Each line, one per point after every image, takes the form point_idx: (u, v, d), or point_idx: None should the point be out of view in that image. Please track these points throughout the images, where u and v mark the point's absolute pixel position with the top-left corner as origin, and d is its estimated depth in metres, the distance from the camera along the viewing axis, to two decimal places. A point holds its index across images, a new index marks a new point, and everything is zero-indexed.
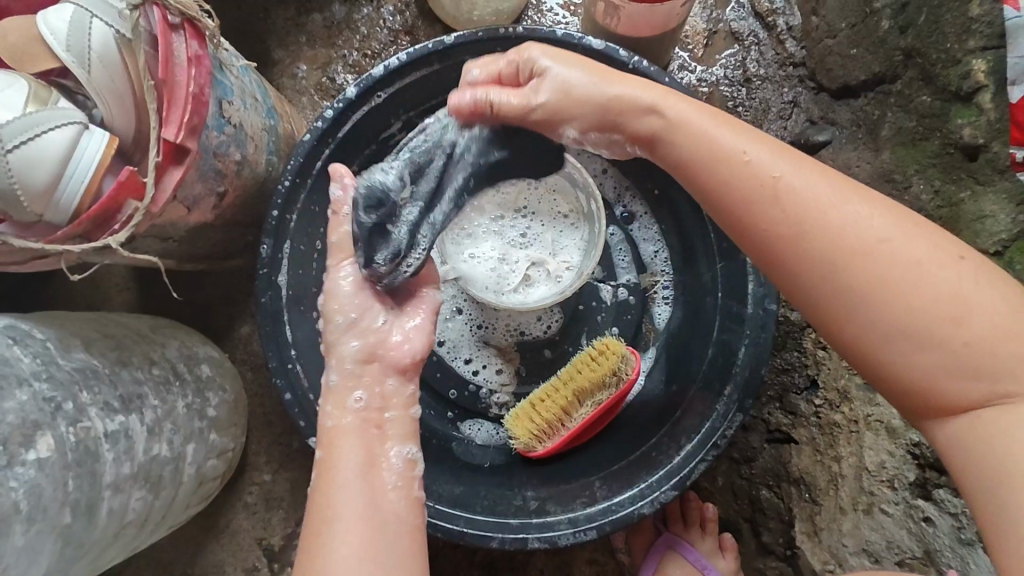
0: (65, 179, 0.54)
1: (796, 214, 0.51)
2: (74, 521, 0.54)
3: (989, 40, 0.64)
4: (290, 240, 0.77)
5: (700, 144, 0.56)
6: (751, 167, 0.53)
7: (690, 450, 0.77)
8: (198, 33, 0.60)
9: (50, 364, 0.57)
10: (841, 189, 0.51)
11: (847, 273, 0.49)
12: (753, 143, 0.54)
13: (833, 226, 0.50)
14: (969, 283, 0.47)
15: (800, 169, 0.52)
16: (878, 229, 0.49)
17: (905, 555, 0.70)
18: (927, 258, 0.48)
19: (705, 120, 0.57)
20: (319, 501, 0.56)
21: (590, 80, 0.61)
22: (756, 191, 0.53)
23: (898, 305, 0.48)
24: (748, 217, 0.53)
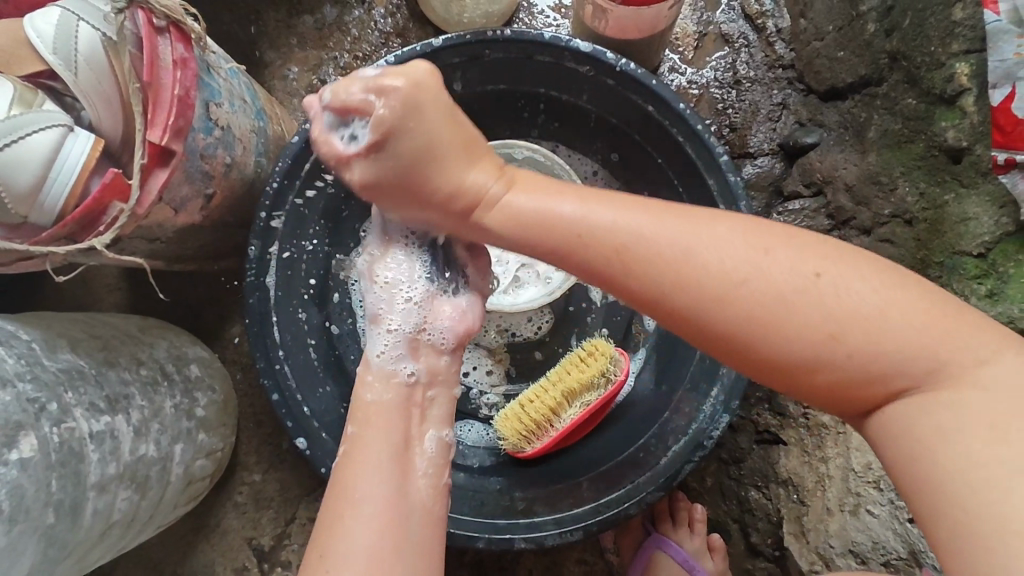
0: (49, 180, 0.55)
1: (663, 266, 0.53)
2: (57, 521, 0.54)
3: (972, 43, 0.64)
4: (278, 243, 0.78)
5: (526, 223, 0.58)
6: (596, 232, 0.55)
7: (676, 451, 0.78)
8: (184, 36, 0.60)
9: (35, 364, 0.57)
10: (649, 212, 0.55)
11: (734, 313, 0.51)
12: (619, 209, 0.55)
13: (722, 277, 0.51)
14: (835, 296, 0.49)
15: (691, 232, 0.54)
16: (731, 259, 0.52)
17: (890, 556, 0.70)
18: (819, 283, 0.50)
19: (564, 203, 0.57)
20: (348, 479, 0.57)
21: (446, 143, 0.58)
22: (605, 259, 0.55)
23: (792, 329, 0.50)
24: (632, 259, 0.54)
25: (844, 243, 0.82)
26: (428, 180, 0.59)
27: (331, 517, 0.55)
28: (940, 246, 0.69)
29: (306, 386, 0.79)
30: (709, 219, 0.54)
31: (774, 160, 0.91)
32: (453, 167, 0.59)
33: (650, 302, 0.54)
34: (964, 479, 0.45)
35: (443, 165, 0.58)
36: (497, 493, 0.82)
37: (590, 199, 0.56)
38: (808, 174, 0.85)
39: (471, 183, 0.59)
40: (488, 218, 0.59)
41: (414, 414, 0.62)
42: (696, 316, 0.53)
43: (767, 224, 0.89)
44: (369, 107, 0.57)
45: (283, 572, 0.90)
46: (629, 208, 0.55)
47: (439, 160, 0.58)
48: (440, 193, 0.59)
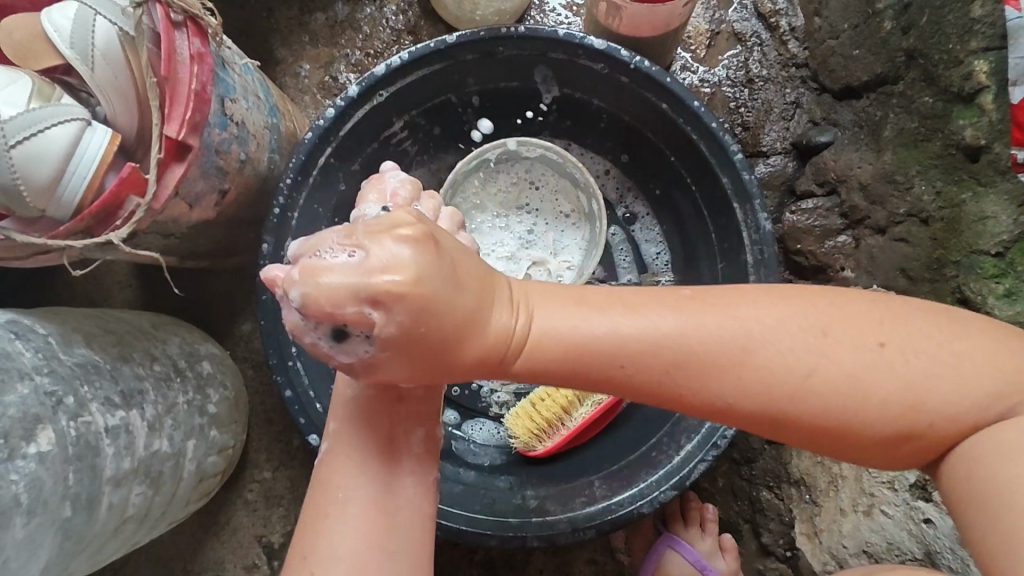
0: (68, 175, 0.55)
1: (732, 373, 0.49)
2: (74, 515, 0.54)
3: (991, 40, 0.64)
4: (291, 238, 0.78)
5: (557, 360, 0.49)
6: (627, 340, 0.49)
7: (689, 451, 0.77)
8: (201, 30, 0.60)
9: (51, 358, 0.57)
10: (682, 313, 0.50)
11: (783, 388, 0.49)
12: (651, 312, 0.49)
13: (796, 397, 0.49)
14: (903, 365, 0.48)
15: (721, 328, 0.49)
16: (794, 343, 0.49)
17: (905, 557, 0.70)
18: (857, 368, 0.48)
19: (575, 313, 0.49)
20: (330, 477, 0.55)
21: (398, 272, 0.42)
22: (688, 373, 0.49)
23: (871, 410, 0.48)
24: (682, 374, 0.49)
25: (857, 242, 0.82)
26: (464, 350, 0.47)
27: (310, 514, 0.54)
28: (957, 244, 0.68)
29: (318, 383, 0.79)
30: (744, 297, 0.51)
31: (788, 159, 0.90)
32: (478, 322, 0.47)
33: (727, 413, 0.50)
34: (990, 514, 0.48)
35: (439, 331, 0.45)
36: (507, 491, 0.82)
37: (616, 312, 0.49)
38: (822, 173, 0.85)
39: (493, 327, 0.48)
40: (513, 365, 0.50)
41: (401, 407, 0.57)
42: (722, 385, 0.49)
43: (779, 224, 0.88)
44: (374, 264, 0.44)
45: None
46: (625, 301, 0.50)
47: (472, 327, 0.47)
48: (470, 361, 0.48)
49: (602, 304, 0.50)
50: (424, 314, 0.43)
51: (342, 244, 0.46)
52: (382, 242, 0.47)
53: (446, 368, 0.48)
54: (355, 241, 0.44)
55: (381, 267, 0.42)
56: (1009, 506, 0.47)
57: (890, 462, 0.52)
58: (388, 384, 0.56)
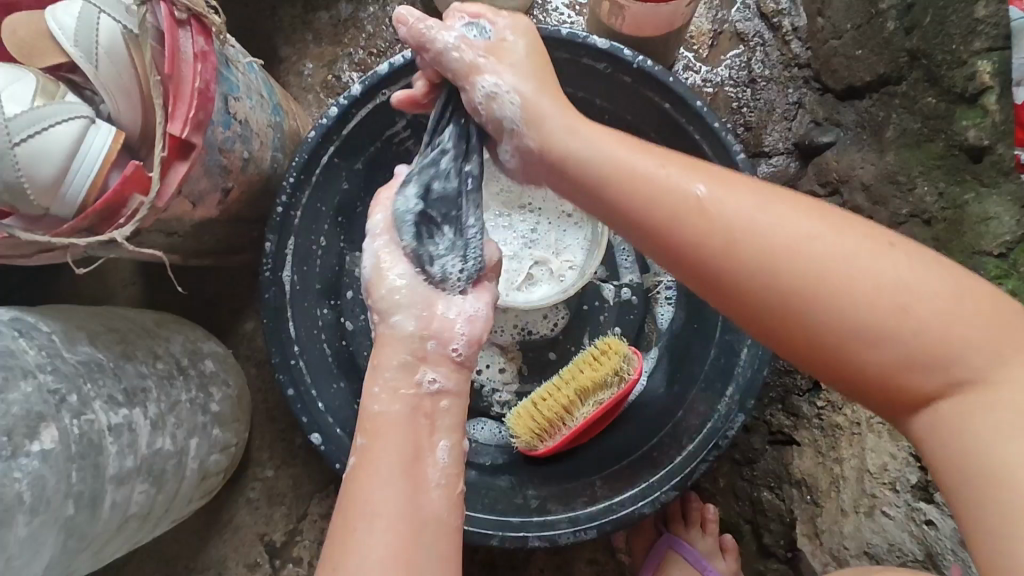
0: (72, 172, 0.55)
1: (699, 218, 0.51)
2: (77, 513, 0.54)
3: (995, 41, 0.64)
4: (294, 237, 0.78)
5: (597, 174, 0.55)
6: (646, 178, 0.53)
7: (690, 451, 0.78)
8: (205, 29, 0.60)
9: (55, 357, 0.57)
10: (703, 175, 0.53)
11: (763, 246, 0.49)
12: (680, 170, 0.53)
13: (756, 247, 0.49)
14: (897, 274, 0.47)
15: (728, 189, 0.52)
16: (803, 231, 0.49)
17: (906, 559, 0.70)
18: (843, 251, 0.48)
19: (632, 152, 0.55)
20: (357, 493, 0.54)
21: (549, 111, 0.58)
22: (708, 245, 0.51)
23: (853, 310, 0.47)
24: (680, 228, 0.52)
25: None
26: (512, 202, 0.56)
27: (339, 533, 0.52)
28: (960, 245, 0.68)
29: (320, 382, 0.79)
30: (779, 192, 0.52)
31: (790, 159, 0.90)
32: (531, 149, 0.56)
33: (699, 250, 0.51)
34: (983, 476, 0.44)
35: (560, 192, 0.56)
36: (509, 490, 0.82)
37: (668, 161, 0.54)
38: (824, 173, 0.85)
39: (531, 176, 0.56)
40: (563, 145, 0.57)
41: (426, 420, 0.58)
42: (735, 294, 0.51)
43: None
44: (478, 69, 0.59)
45: (294, 568, 0.90)
46: (650, 153, 0.55)
47: (516, 192, 0.56)
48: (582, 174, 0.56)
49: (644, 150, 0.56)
50: (539, 111, 0.58)
51: (445, 53, 0.59)
52: (479, 103, 0.59)
53: (507, 192, 0.57)
54: (470, 65, 0.59)
55: (506, 83, 0.58)
56: (997, 460, 0.43)
57: (879, 406, 0.49)
58: (420, 396, 0.58)
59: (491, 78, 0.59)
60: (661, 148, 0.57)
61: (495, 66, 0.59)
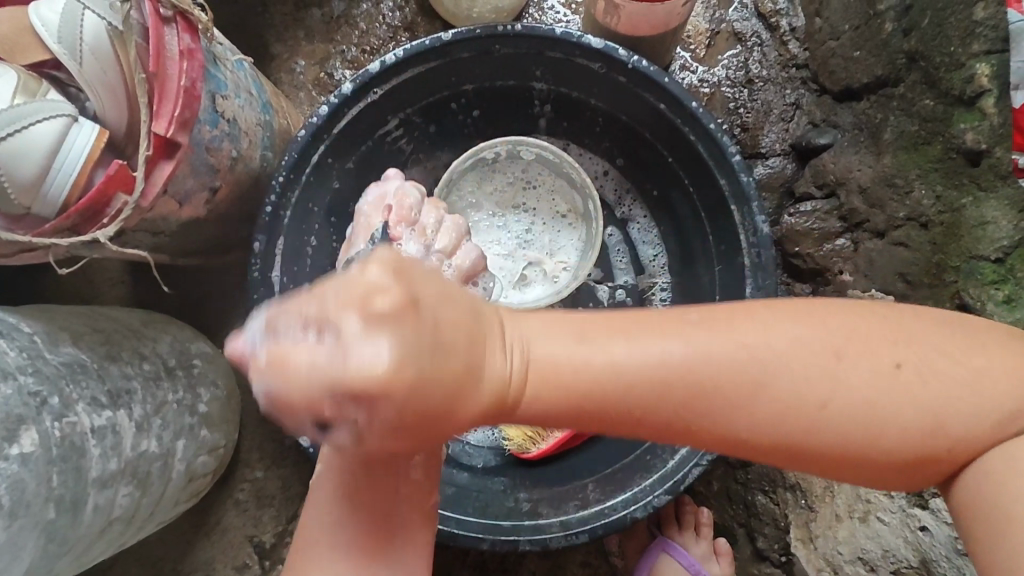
0: (53, 172, 0.54)
1: (735, 400, 0.46)
2: (58, 518, 0.54)
3: (993, 43, 0.63)
4: (283, 236, 0.77)
5: (562, 383, 0.44)
6: (622, 374, 0.44)
7: (685, 454, 0.76)
8: (191, 26, 0.59)
9: (36, 358, 0.56)
10: (579, 331, 0.45)
11: (796, 424, 0.46)
12: (662, 341, 0.45)
13: (777, 408, 0.46)
14: (920, 389, 0.47)
15: (735, 329, 0.47)
16: (817, 362, 0.46)
17: (900, 565, 0.70)
18: (869, 395, 0.46)
19: (637, 373, 0.45)
20: (320, 510, 0.55)
21: (468, 300, 0.43)
22: (727, 382, 0.46)
23: (889, 413, 0.46)
24: (707, 402, 0.46)
25: (856, 245, 0.81)
26: (450, 304, 0.45)
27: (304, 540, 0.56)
28: (956, 249, 0.68)
29: None
30: (755, 318, 0.47)
31: (787, 160, 0.90)
32: (464, 290, 0.46)
33: (730, 448, 0.49)
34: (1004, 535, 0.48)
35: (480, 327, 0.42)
36: (501, 493, 0.82)
37: (635, 335, 0.45)
38: (821, 175, 0.84)
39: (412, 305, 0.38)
40: (523, 413, 0.45)
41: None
42: (710, 403, 0.46)
43: (778, 226, 0.88)
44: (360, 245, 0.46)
45: (283, 569, 0.89)
46: (627, 331, 0.46)
47: (468, 341, 0.42)
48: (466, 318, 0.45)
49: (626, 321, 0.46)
50: (465, 297, 0.42)
51: None
52: None
53: (451, 384, 0.46)
54: None
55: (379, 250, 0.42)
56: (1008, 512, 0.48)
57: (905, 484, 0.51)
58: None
59: (380, 271, 0.38)
60: (655, 314, 0.47)
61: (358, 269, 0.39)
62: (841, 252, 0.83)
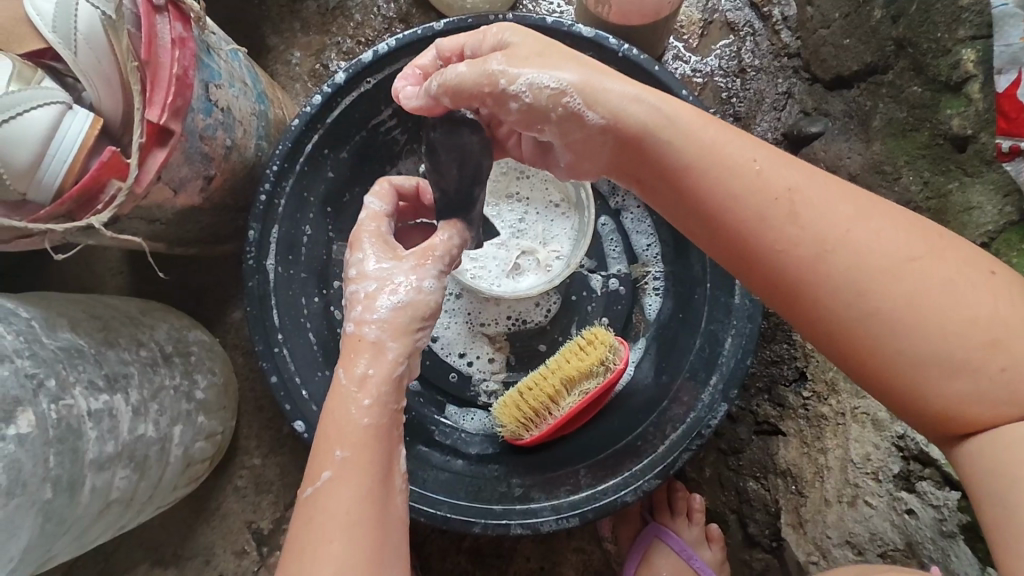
0: (47, 158, 0.55)
1: (814, 216, 0.47)
2: (56, 497, 0.55)
3: (979, 29, 0.64)
4: (278, 224, 0.78)
5: (683, 134, 0.51)
6: (743, 158, 0.49)
7: (674, 439, 0.78)
8: (183, 15, 0.60)
9: (33, 342, 0.57)
10: (704, 118, 0.52)
11: (860, 257, 0.45)
12: (794, 164, 0.49)
13: (853, 242, 0.46)
14: (1008, 302, 0.43)
15: (845, 195, 0.47)
16: (841, 215, 0.46)
17: (888, 547, 0.70)
18: (953, 277, 0.44)
19: (746, 142, 0.50)
20: (334, 508, 0.48)
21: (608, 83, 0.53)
22: (762, 199, 0.48)
23: (949, 317, 0.43)
24: (795, 202, 0.47)
25: None
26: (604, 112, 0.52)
27: (310, 542, 0.47)
28: None
29: (305, 370, 0.79)
30: (876, 199, 0.48)
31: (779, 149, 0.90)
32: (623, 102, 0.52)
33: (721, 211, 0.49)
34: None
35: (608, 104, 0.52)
36: (494, 479, 0.84)
37: (758, 144, 0.50)
38: (813, 162, 0.84)
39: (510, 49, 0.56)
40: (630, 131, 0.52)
41: (392, 432, 0.53)
42: (787, 211, 0.47)
43: None
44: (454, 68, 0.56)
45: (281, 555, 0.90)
46: (759, 141, 0.51)
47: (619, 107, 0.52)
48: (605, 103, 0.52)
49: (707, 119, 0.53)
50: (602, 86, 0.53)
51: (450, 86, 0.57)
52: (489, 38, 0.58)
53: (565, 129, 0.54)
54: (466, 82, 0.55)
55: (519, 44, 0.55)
56: None
57: (918, 419, 0.46)
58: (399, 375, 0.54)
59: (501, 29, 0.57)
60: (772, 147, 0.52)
61: (508, 68, 0.53)
62: None
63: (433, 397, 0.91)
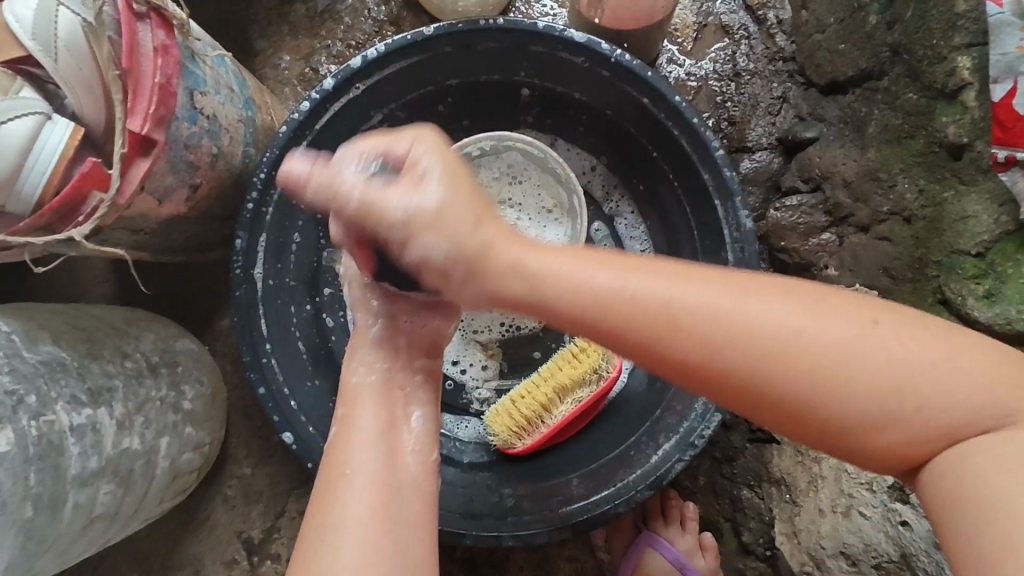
0: (26, 169, 0.54)
1: (713, 345, 0.46)
2: (36, 516, 0.54)
3: (975, 36, 0.63)
4: (266, 233, 0.77)
5: (552, 287, 0.49)
6: (628, 287, 0.47)
7: (668, 449, 0.77)
8: (166, 22, 0.59)
9: (13, 357, 0.56)
10: (569, 253, 0.50)
11: (749, 351, 0.46)
12: (669, 274, 0.48)
13: (754, 356, 0.46)
14: (896, 343, 0.45)
15: (728, 297, 0.47)
16: (723, 301, 0.47)
17: (880, 559, 0.70)
18: (846, 343, 0.45)
19: (596, 266, 0.49)
20: (337, 456, 0.53)
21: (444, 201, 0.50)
22: (648, 322, 0.47)
23: (858, 392, 0.45)
24: (682, 335, 0.47)
25: (841, 241, 0.80)
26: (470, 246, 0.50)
27: (318, 494, 0.52)
28: (939, 244, 0.68)
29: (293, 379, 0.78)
30: (750, 279, 0.48)
31: (774, 155, 0.88)
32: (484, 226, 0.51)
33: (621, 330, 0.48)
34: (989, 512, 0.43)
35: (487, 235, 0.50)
36: (486, 489, 0.82)
37: (626, 269, 0.48)
38: (807, 168, 0.83)
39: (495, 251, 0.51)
40: (484, 273, 0.50)
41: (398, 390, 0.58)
42: (683, 338, 0.47)
43: (762, 221, 0.85)
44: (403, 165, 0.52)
45: (271, 565, 0.89)
46: (608, 261, 0.49)
47: (471, 242, 0.50)
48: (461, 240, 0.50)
49: (587, 252, 0.50)
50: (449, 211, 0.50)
51: None
52: None
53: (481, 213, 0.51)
54: None
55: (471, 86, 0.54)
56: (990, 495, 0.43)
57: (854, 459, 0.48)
58: (392, 374, 0.59)
59: None
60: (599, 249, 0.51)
61: None
62: (826, 247, 0.81)
63: None
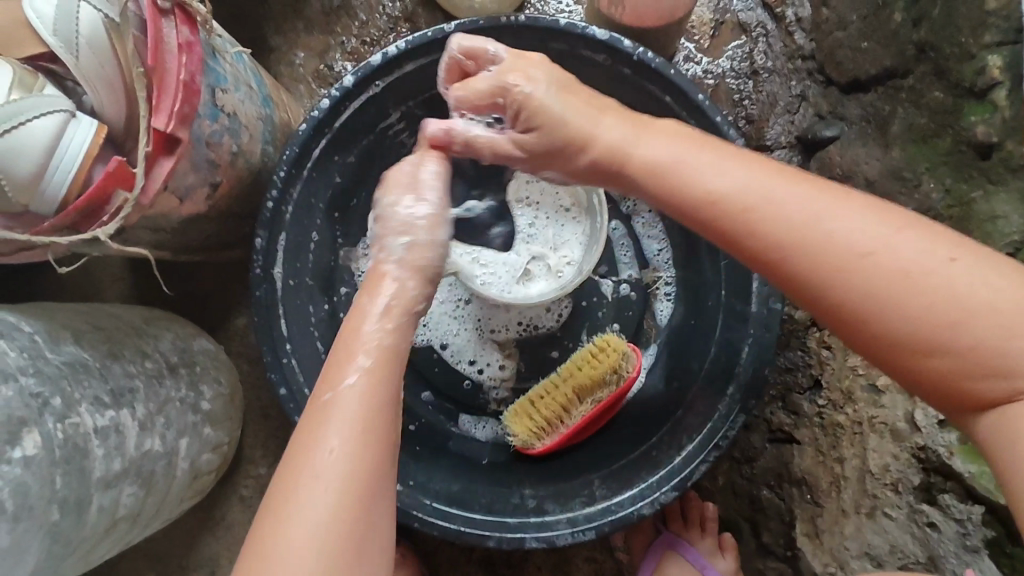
0: (51, 169, 0.53)
1: (753, 212, 0.49)
2: (63, 519, 0.53)
3: (1006, 34, 0.62)
4: (286, 231, 0.76)
5: (655, 167, 0.54)
6: (698, 179, 0.52)
7: (691, 450, 0.76)
8: (189, 18, 0.58)
9: (38, 358, 0.55)
10: (653, 138, 0.56)
11: (793, 220, 0.48)
12: (736, 166, 0.51)
13: (801, 239, 0.47)
14: (968, 283, 0.44)
15: (787, 188, 0.49)
16: (767, 182, 0.49)
17: (908, 560, 0.69)
18: (912, 261, 0.45)
19: (678, 148, 0.54)
20: (311, 442, 0.48)
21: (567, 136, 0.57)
22: (705, 198, 0.51)
23: (919, 308, 0.44)
24: (743, 218, 0.49)
25: None
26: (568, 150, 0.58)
27: (287, 483, 0.47)
28: None
29: (313, 379, 0.77)
30: (840, 194, 0.48)
31: (792, 152, 0.90)
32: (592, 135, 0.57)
33: (674, 209, 0.53)
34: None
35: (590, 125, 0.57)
36: (506, 490, 0.81)
37: (698, 151, 0.53)
38: (828, 167, 0.85)
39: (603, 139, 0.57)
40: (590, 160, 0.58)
41: (400, 368, 0.52)
42: (734, 214, 0.50)
43: None
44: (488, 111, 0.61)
45: None
46: (689, 144, 0.54)
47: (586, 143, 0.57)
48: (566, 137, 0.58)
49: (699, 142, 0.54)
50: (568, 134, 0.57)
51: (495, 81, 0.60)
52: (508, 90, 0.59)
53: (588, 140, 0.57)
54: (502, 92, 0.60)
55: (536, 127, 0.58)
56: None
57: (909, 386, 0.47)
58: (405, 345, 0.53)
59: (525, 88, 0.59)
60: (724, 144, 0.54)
61: None
62: None
63: (443, 406, 0.89)
